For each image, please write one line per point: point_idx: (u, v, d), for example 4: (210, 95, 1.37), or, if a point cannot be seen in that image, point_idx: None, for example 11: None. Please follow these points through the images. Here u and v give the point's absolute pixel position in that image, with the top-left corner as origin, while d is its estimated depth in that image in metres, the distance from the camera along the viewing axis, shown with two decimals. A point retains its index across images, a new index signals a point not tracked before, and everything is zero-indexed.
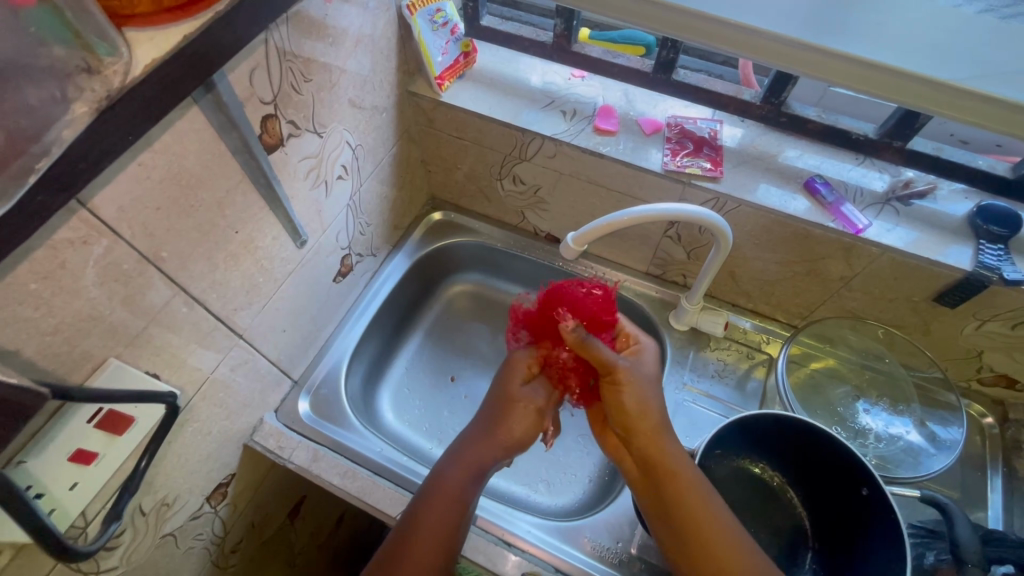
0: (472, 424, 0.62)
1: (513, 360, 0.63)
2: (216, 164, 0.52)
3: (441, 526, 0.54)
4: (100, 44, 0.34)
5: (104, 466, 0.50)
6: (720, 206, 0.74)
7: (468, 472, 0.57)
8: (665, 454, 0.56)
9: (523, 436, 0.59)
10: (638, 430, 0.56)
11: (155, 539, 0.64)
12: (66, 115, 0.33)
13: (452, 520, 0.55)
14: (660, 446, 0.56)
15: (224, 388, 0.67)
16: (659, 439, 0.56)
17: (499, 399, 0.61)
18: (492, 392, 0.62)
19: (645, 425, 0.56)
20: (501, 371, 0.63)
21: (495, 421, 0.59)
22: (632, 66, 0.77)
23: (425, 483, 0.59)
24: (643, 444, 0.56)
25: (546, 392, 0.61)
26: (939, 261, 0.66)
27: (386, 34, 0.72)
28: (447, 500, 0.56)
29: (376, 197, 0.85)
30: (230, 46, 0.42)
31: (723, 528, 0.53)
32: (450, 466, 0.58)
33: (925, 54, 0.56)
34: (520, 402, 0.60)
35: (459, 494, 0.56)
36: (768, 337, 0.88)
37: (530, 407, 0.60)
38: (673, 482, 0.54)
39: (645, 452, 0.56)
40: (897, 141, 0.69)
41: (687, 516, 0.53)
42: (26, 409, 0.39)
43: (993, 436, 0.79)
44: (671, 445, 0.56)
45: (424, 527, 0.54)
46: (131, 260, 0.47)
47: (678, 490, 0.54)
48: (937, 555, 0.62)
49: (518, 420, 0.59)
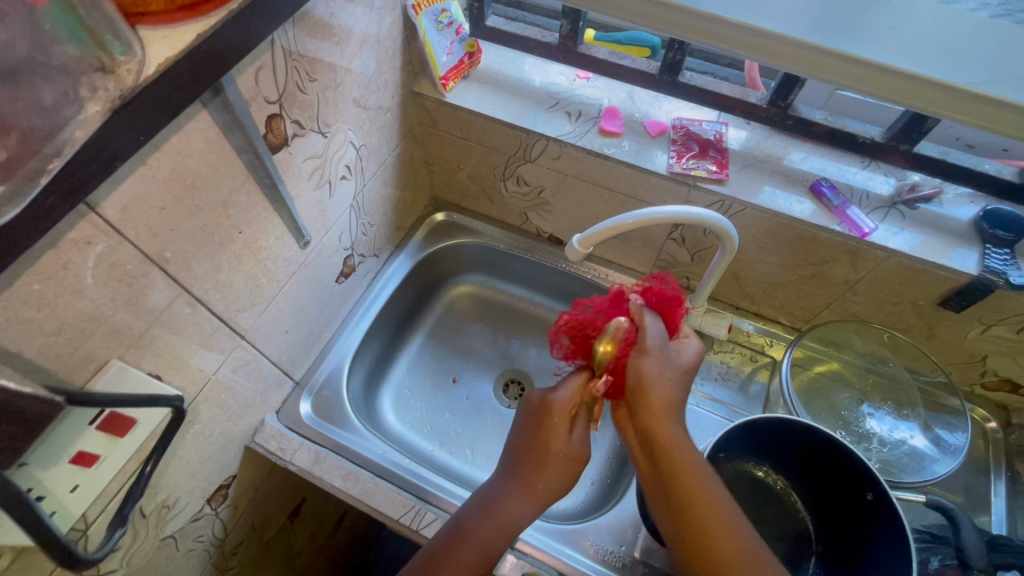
0: (504, 465, 0.58)
1: (552, 401, 0.56)
2: (221, 164, 0.51)
3: (474, 561, 0.54)
4: (114, 43, 0.34)
5: (105, 468, 0.50)
6: (726, 209, 0.74)
7: (506, 514, 0.55)
8: (668, 435, 0.53)
9: (561, 487, 0.55)
10: (644, 408, 0.53)
11: (155, 541, 0.63)
12: (79, 115, 0.33)
13: (485, 555, 0.55)
14: (664, 426, 0.53)
15: (225, 389, 0.66)
16: (664, 417, 0.53)
17: (537, 446, 0.56)
18: (526, 432, 0.57)
19: (659, 403, 0.53)
20: (536, 413, 0.57)
21: (530, 468, 0.56)
22: (638, 68, 0.76)
23: (453, 519, 0.58)
24: (650, 425, 0.53)
25: (584, 438, 0.56)
26: (944, 265, 0.66)
27: (391, 34, 0.72)
28: (478, 546, 0.55)
29: (379, 197, 0.85)
30: (242, 44, 0.41)
31: (716, 507, 0.52)
32: (484, 508, 0.56)
33: (941, 59, 0.56)
34: (563, 454, 0.55)
35: (496, 530, 0.55)
36: (772, 340, 0.88)
37: (568, 463, 0.55)
38: (673, 463, 0.52)
39: (648, 430, 0.53)
40: (903, 145, 0.68)
41: (689, 497, 0.52)
42: (35, 415, 0.39)
43: (997, 441, 0.79)
44: (673, 424, 0.53)
45: (454, 565, 0.54)
46: (135, 261, 0.47)
47: (676, 470, 0.52)
48: (942, 560, 0.62)
49: (553, 478, 0.55)
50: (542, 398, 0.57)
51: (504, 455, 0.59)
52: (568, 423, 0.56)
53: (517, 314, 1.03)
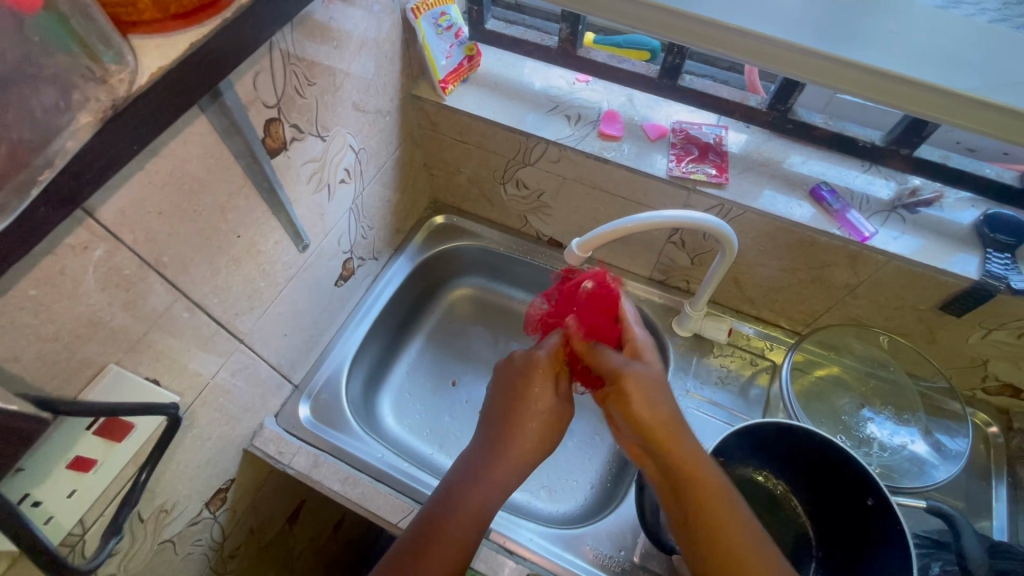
0: (485, 432, 0.60)
1: (534, 358, 0.61)
2: (219, 169, 0.51)
3: (465, 533, 0.54)
4: (105, 51, 0.34)
5: (101, 474, 0.50)
6: (725, 213, 0.73)
7: (492, 477, 0.56)
8: (686, 454, 0.52)
9: (543, 440, 0.58)
10: (652, 431, 0.53)
11: (153, 545, 0.63)
12: (71, 126, 0.33)
13: (475, 527, 0.54)
14: (681, 445, 0.53)
15: (224, 393, 0.66)
16: (679, 438, 0.53)
17: (516, 405, 0.59)
18: (506, 395, 0.60)
19: (666, 422, 0.54)
20: (512, 374, 0.62)
21: (513, 427, 0.58)
22: (638, 72, 0.75)
23: (433, 493, 0.57)
24: (663, 445, 0.53)
25: (564, 396, 0.61)
26: (946, 270, 0.66)
27: (390, 37, 0.72)
28: (466, 509, 0.54)
29: (378, 200, 0.85)
30: (237, 52, 0.41)
31: (745, 528, 0.50)
32: (462, 484, 0.56)
33: (938, 64, 0.56)
34: (544, 409, 0.59)
35: (478, 505, 0.55)
36: (772, 344, 0.88)
37: (547, 419, 0.58)
38: (692, 478, 0.52)
39: (663, 452, 0.53)
40: (904, 149, 0.68)
41: (710, 515, 0.50)
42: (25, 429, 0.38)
43: (998, 445, 0.79)
44: (689, 444, 0.53)
45: (443, 532, 0.53)
46: (132, 265, 0.47)
47: (698, 490, 0.51)
48: (943, 566, 0.62)
49: (536, 434, 0.58)
50: (523, 358, 0.62)
51: (484, 425, 0.61)
52: (549, 378, 0.60)
53: (517, 317, 1.03)
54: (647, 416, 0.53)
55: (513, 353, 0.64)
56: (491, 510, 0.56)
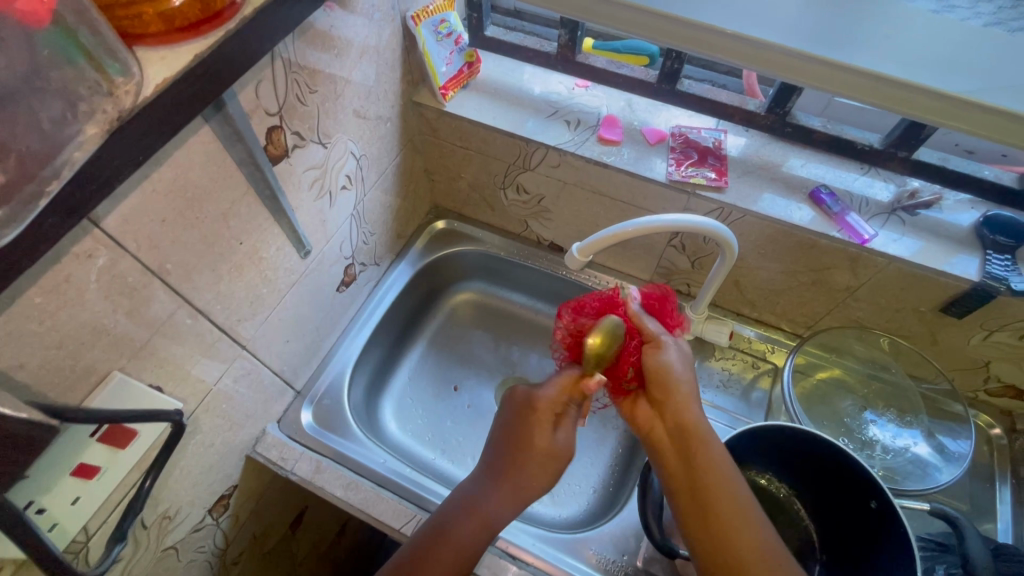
0: (490, 455, 0.59)
1: (534, 397, 0.58)
2: (221, 177, 0.52)
3: (462, 549, 0.55)
4: (111, 64, 0.34)
5: (105, 480, 0.50)
6: (725, 216, 0.74)
7: (495, 503, 0.57)
8: (696, 423, 0.55)
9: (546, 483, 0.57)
10: (671, 395, 0.55)
11: (155, 552, 0.63)
12: (78, 137, 0.33)
13: (473, 544, 0.56)
14: (690, 413, 0.55)
15: (227, 400, 0.66)
16: (691, 404, 0.55)
17: (522, 449, 0.57)
18: (506, 428, 0.59)
19: (685, 388, 0.55)
20: (516, 410, 0.59)
21: (515, 459, 0.57)
22: (636, 77, 0.76)
23: (442, 506, 0.59)
24: (679, 410, 0.55)
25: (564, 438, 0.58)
26: (947, 272, 0.66)
27: (390, 44, 0.72)
28: (470, 531, 0.56)
29: (380, 206, 0.85)
30: (239, 61, 0.41)
31: (740, 500, 0.52)
32: (475, 501, 0.57)
33: (934, 69, 0.56)
34: (544, 450, 0.56)
35: (481, 526, 0.56)
36: (773, 346, 0.88)
37: (547, 456, 0.56)
38: (702, 446, 0.53)
39: (678, 416, 0.55)
40: (902, 152, 0.68)
41: (715, 483, 0.52)
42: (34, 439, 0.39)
43: (1001, 447, 0.78)
44: (700, 415, 0.55)
45: (449, 541, 0.55)
46: (135, 273, 0.47)
47: (707, 458, 0.53)
48: (947, 569, 0.62)
49: (538, 471, 0.56)
50: (525, 395, 0.59)
51: (491, 444, 0.60)
52: (548, 421, 0.57)
53: (517, 321, 1.03)
54: (675, 380, 0.55)
55: (519, 387, 0.61)
56: (497, 527, 0.57)
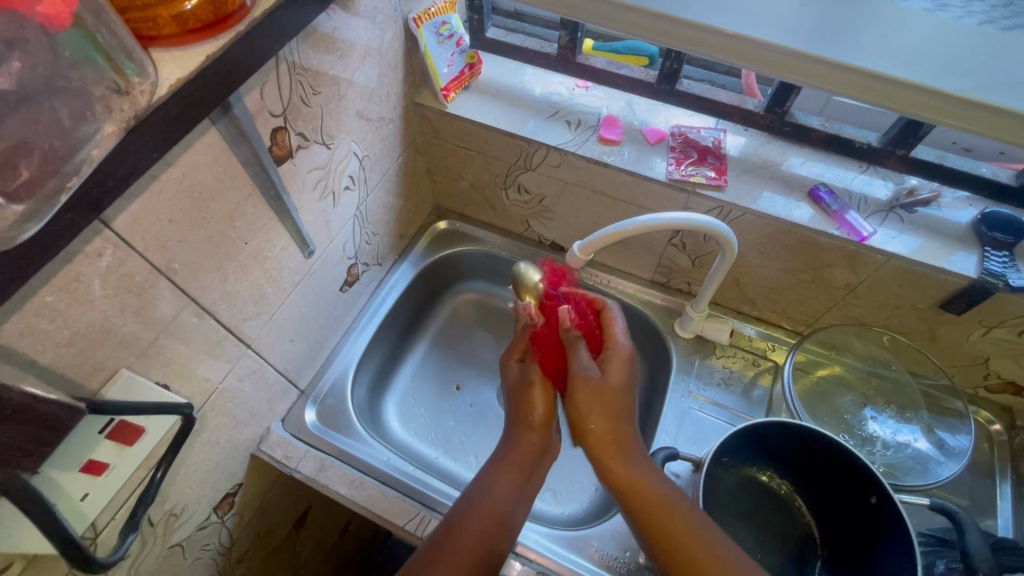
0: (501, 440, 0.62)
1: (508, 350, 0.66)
2: (227, 177, 0.53)
3: (478, 544, 0.54)
4: (128, 65, 0.35)
5: (114, 477, 0.51)
6: (725, 215, 0.74)
7: (503, 489, 0.57)
8: (630, 472, 0.54)
9: (546, 418, 0.59)
10: (601, 449, 0.55)
11: (162, 549, 0.64)
12: (96, 135, 0.34)
13: (490, 540, 0.55)
14: (622, 466, 0.54)
15: (233, 398, 0.67)
16: (620, 455, 0.55)
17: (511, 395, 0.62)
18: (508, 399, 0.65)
19: (611, 437, 0.55)
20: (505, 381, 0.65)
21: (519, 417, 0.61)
22: (636, 77, 0.77)
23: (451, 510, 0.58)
24: (611, 462, 0.55)
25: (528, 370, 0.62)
26: (945, 269, 0.66)
27: (392, 47, 0.73)
28: (481, 521, 0.55)
29: (382, 206, 0.86)
30: (249, 62, 0.42)
31: (692, 533, 0.51)
32: (479, 493, 0.57)
33: (931, 67, 0.57)
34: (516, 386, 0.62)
35: (492, 515, 0.56)
36: (773, 344, 0.88)
37: (529, 391, 0.60)
38: (637, 496, 0.53)
39: (609, 468, 0.55)
40: (900, 150, 0.69)
41: (663, 524, 0.52)
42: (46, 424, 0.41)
43: (1002, 443, 0.79)
44: (631, 462, 0.55)
45: (461, 534, 0.54)
46: (143, 272, 0.48)
47: (648, 505, 0.53)
48: (948, 564, 0.62)
49: (532, 409, 0.59)
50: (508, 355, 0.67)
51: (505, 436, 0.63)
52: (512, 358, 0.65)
53: None
54: (594, 428, 0.55)
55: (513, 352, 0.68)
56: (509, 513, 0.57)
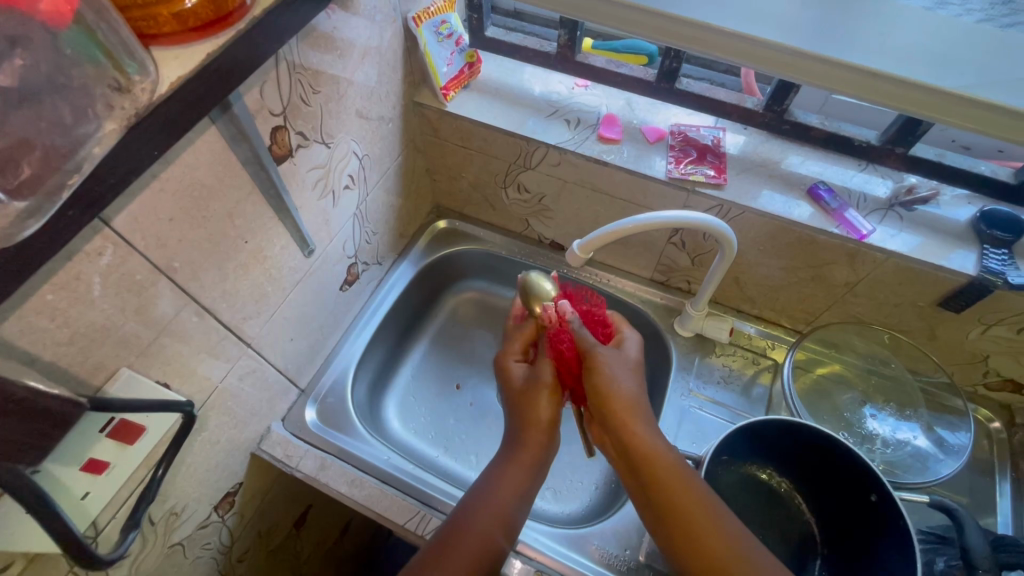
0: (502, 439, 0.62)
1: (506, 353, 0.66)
2: (227, 175, 0.53)
3: (481, 544, 0.54)
4: (129, 63, 0.35)
5: (115, 476, 0.51)
6: (724, 213, 0.74)
7: (507, 488, 0.57)
8: (642, 440, 0.55)
9: (551, 419, 0.59)
10: (613, 414, 0.56)
11: (163, 548, 0.64)
12: (97, 132, 0.34)
13: (493, 538, 0.55)
14: (636, 432, 0.55)
15: (233, 397, 0.67)
16: (632, 421, 0.55)
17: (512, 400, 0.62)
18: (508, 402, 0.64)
19: (625, 405, 0.56)
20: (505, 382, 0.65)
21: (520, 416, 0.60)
22: (635, 75, 0.77)
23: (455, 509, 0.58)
24: (624, 427, 0.55)
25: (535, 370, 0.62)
26: (944, 266, 0.66)
27: (392, 46, 0.73)
28: (484, 519, 0.55)
29: (382, 206, 0.86)
30: (248, 61, 0.42)
31: (699, 502, 0.51)
32: (484, 491, 0.57)
33: (930, 64, 0.57)
34: (519, 388, 0.62)
35: (496, 514, 0.56)
36: (773, 343, 0.88)
37: (536, 393, 0.60)
38: (649, 462, 0.54)
39: (621, 434, 0.55)
40: (899, 148, 0.69)
41: (670, 492, 0.52)
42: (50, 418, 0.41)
43: (1001, 441, 0.79)
44: (644, 427, 0.55)
45: (461, 533, 0.54)
46: (143, 270, 0.48)
47: (659, 471, 0.53)
48: (947, 560, 0.62)
49: (537, 410, 0.59)
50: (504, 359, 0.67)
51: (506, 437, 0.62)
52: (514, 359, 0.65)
53: None
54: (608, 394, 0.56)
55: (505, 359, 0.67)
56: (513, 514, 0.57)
